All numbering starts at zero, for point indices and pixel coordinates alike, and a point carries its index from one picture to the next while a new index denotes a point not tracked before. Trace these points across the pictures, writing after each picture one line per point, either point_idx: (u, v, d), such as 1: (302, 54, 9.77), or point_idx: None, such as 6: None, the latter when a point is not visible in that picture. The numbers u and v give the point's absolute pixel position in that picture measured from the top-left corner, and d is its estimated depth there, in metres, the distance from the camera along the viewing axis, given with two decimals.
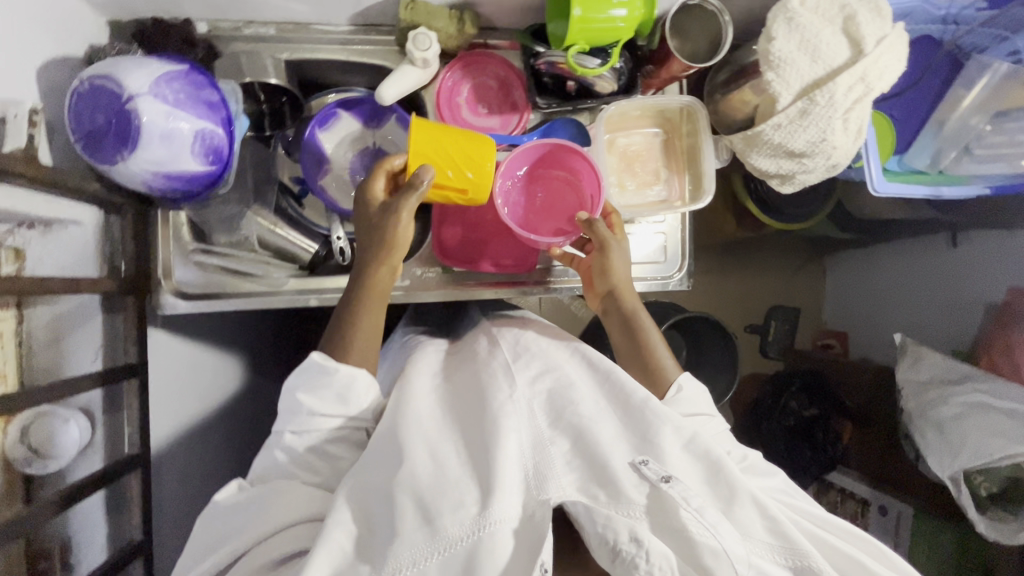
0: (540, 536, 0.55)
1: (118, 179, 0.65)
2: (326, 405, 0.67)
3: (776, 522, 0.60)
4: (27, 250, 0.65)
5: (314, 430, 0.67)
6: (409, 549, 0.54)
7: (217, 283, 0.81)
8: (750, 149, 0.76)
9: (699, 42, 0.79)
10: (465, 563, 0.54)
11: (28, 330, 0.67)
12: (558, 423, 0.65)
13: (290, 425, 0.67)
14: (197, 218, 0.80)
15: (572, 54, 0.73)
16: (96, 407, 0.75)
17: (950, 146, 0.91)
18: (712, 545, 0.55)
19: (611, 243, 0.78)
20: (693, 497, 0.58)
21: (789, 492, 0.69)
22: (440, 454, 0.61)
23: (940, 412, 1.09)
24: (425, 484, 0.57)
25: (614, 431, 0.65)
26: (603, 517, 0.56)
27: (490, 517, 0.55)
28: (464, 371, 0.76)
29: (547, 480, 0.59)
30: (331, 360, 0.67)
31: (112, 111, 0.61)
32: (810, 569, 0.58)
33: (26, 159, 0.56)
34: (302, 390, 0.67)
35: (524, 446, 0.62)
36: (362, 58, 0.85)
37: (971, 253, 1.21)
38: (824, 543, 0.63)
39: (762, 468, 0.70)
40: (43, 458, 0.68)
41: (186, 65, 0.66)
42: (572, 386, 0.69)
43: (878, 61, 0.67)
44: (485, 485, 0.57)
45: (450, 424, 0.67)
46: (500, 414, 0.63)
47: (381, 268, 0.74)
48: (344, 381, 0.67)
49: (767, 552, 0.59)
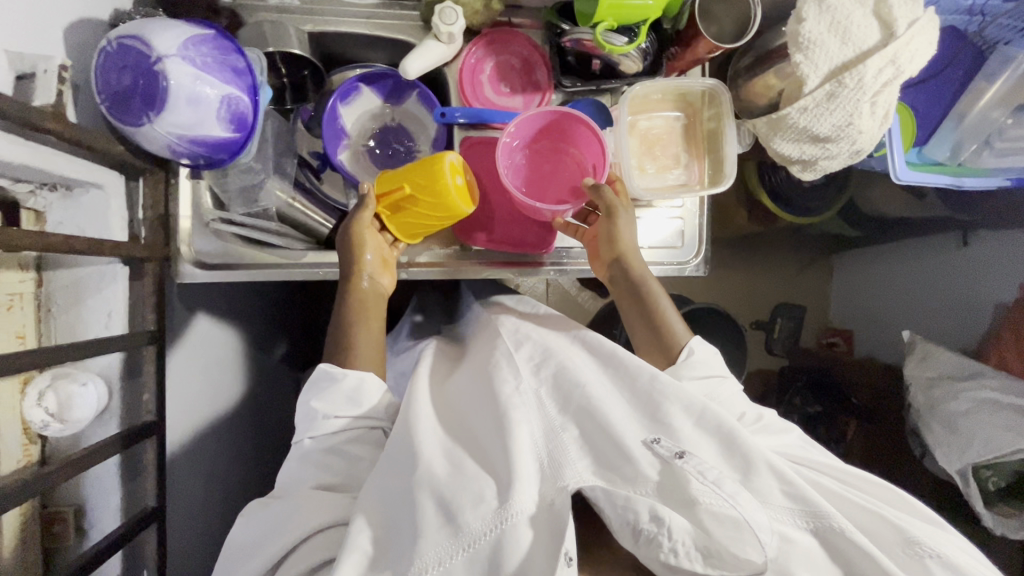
0: (562, 524, 0.53)
1: (142, 142, 0.66)
2: (342, 409, 0.67)
3: (795, 488, 0.57)
4: (49, 212, 0.69)
5: (335, 434, 0.66)
6: (434, 549, 0.52)
7: (236, 253, 0.81)
8: (774, 133, 0.76)
9: (725, 24, 0.78)
10: (491, 558, 0.52)
11: (47, 293, 0.70)
12: (567, 408, 0.65)
13: (308, 432, 0.67)
14: (217, 185, 0.80)
15: (600, 31, 0.72)
16: (113, 374, 0.74)
17: (972, 138, 0.90)
18: (733, 515, 0.51)
19: (619, 209, 0.78)
20: (708, 470, 0.55)
21: (803, 447, 0.70)
22: (456, 454, 0.61)
23: (949, 406, 1.09)
24: (441, 479, 0.57)
25: (624, 412, 0.64)
26: (623, 498, 0.54)
27: (511, 508, 0.54)
28: (470, 366, 0.77)
29: (563, 467, 0.58)
30: (338, 367, 0.70)
31: (140, 72, 0.61)
32: (830, 527, 0.56)
33: (54, 115, 0.56)
34: (312, 399, 0.68)
35: (537, 435, 0.62)
36: (385, 33, 0.84)
37: (985, 253, 1.19)
38: (845, 500, 0.61)
39: (775, 426, 0.71)
40: (60, 421, 0.68)
41: (214, 30, 0.66)
42: (578, 370, 0.69)
43: (909, 44, 0.67)
44: (503, 477, 0.56)
45: (462, 429, 0.67)
46: (509, 405, 0.64)
47: (364, 280, 0.77)
48: (353, 384, 0.69)
49: (788, 516, 0.57)
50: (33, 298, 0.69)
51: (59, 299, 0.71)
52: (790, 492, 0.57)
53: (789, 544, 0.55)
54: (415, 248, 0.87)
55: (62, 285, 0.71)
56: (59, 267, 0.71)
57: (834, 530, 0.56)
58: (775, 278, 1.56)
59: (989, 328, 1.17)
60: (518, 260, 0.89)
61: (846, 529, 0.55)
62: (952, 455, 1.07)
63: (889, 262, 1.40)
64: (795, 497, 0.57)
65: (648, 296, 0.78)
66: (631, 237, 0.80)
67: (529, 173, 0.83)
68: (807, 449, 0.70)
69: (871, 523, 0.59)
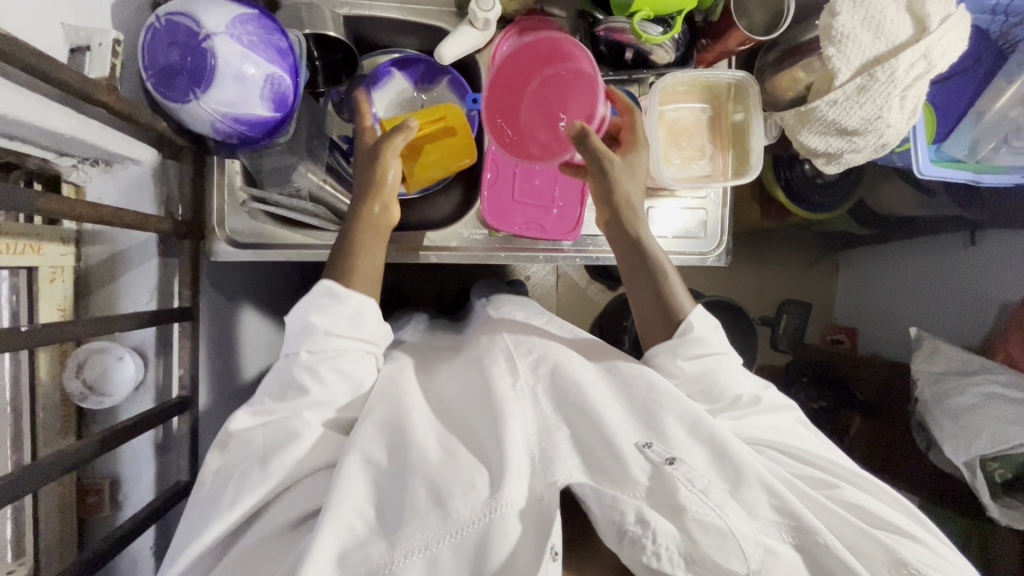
0: (549, 518, 0.53)
1: (186, 120, 0.67)
2: (345, 330, 0.64)
3: (786, 503, 0.55)
4: (88, 186, 0.71)
5: (335, 352, 0.63)
6: (417, 534, 0.52)
7: (267, 233, 0.81)
8: (802, 125, 0.78)
9: (757, 17, 0.79)
10: (477, 549, 0.51)
11: (86, 267, 0.72)
12: (560, 405, 0.63)
13: (306, 345, 0.63)
14: (250, 164, 0.79)
15: (637, 20, 0.73)
16: (149, 348, 0.75)
17: (988, 138, 0.91)
18: (719, 525, 0.52)
19: (609, 159, 0.71)
20: (697, 479, 0.55)
21: (800, 433, 0.69)
22: (449, 442, 0.59)
23: (956, 400, 1.10)
24: (434, 466, 0.55)
25: (619, 415, 0.62)
26: (610, 498, 0.53)
27: (501, 499, 0.53)
28: (463, 363, 0.73)
29: (553, 463, 0.56)
30: (342, 287, 0.65)
31: (188, 49, 0.62)
32: (817, 546, 0.54)
33: (108, 89, 0.57)
34: (314, 313, 0.63)
35: (531, 431, 0.59)
36: (418, 18, 0.85)
37: (989, 254, 1.23)
38: (838, 517, 0.59)
39: (775, 409, 0.69)
40: (98, 393, 0.70)
41: (259, 10, 0.67)
42: (576, 366, 0.66)
43: (941, 39, 0.68)
44: (496, 467, 0.55)
45: (454, 418, 0.64)
46: (504, 399, 0.61)
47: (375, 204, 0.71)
48: (355, 308, 0.65)
49: (775, 531, 0.55)
50: (71, 273, 0.70)
51: (97, 275, 0.72)
52: (781, 507, 0.55)
53: (774, 557, 0.53)
54: (446, 233, 0.88)
55: (101, 261, 0.72)
56: (96, 243, 0.72)
57: (821, 547, 0.54)
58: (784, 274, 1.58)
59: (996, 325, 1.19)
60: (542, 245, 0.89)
61: (836, 548, 0.53)
62: (958, 447, 1.07)
63: (897, 261, 1.43)
64: (786, 512, 0.55)
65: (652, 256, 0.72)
66: (632, 190, 0.73)
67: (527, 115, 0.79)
68: (803, 439, 0.69)
69: (858, 541, 0.57)
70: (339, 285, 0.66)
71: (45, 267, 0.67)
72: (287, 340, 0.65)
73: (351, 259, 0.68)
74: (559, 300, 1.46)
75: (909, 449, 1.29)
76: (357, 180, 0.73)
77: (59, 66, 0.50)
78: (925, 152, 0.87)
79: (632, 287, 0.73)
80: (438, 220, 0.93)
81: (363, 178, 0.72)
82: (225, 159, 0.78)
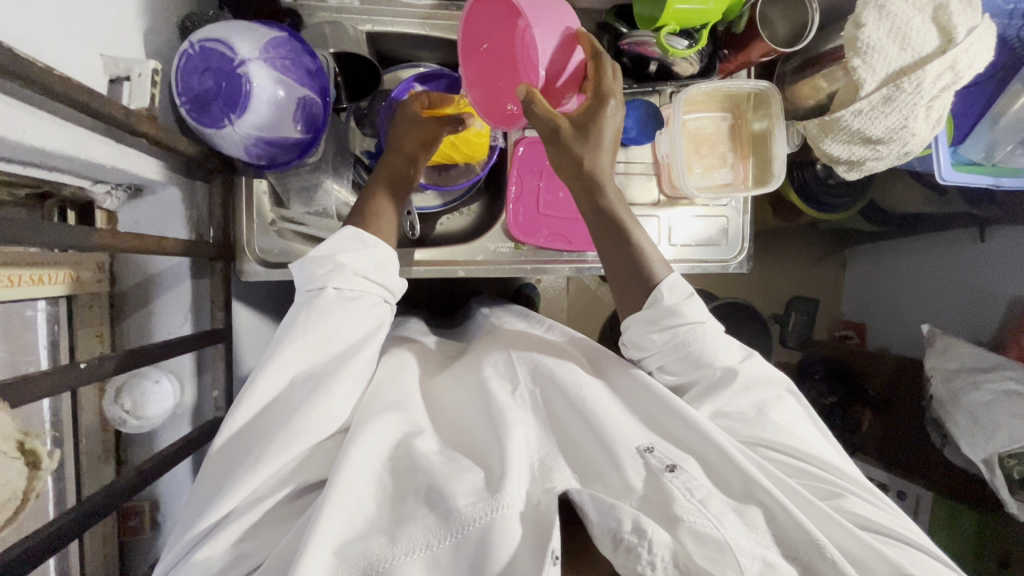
0: (548, 524, 0.50)
1: (219, 144, 0.67)
2: (370, 273, 0.65)
3: (785, 515, 0.53)
4: (120, 212, 0.71)
5: (357, 293, 0.64)
6: (417, 532, 0.49)
7: (297, 252, 0.80)
8: (825, 135, 0.78)
9: (779, 28, 0.80)
10: (476, 548, 0.48)
11: (119, 292, 0.73)
12: (556, 411, 0.62)
13: (332, 281, 0.63)
14: (277, 184, 0.78)
15: (663, 34, 0.74)
16: (184, 370, 0.76)
17: (1007, 138, 0.91)
18: (715, 536, 0.50)
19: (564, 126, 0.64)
20: (697, 488, 0.54)
21: (804, 423, 0.68)
22: (451, 451, 0.58)
23: (972, 396, 1.07)
24: (436, 467, 0.53)
25: (619, 416, 0.61)
26: (607, 504, 0.51)
27: (502, 499, 0.50)
28: (459, 370, 0.72)
29: (551, 471, 0.55)
30: (369, 234, 0.68)
31: (222, 74, 0.63)
32: (818, 556, 0.51)
33: (149, 119, 0.58)
34: (342, 252, 0.64)
35: (532, 438, 0.58)
36: (440, 33, 0.86)
37: (999, 248, 1.19)
38: (838, 525, 0.56)
39: (777, 406, 0.67)
40: (137, 418, 0.70)
41: (287, 32, 0.68)
42: (575, 373, 0.66)
43: (968, 49, 0.69)
44: (495, 469, 0.53)
45: (455, 426, 0.62)
46: (505, 406, 0.60)
47: (405, 159, 0.73)
48: (379, 255, 0.67)
49: (773, 543, 0.53)
50: (106, 298, 0.71)
51: (131, 299, 0.73)
52: (778, 522, 0.53)
53: (773, 571, 0.50)
54: (471, 247, 0.88)
55: (135, 284, 0.73)
56: (128, 267, 0.72)
57: (823, 559, 0.51)
58: (794, 273, 1.59)
59: (1004, 320, 1.17)
60: (567, 257, 0.90)
61: (837, 559, 0.51)
62: (976, 443, 1.04)
63: (903, 255, 1.42)
64: (782, 528, 0.53)
65: (628, 234, 0.67)
66: (593, 159, 0.65)
67: (497, 74, 0.72)
68: (795, 425, 0.66)
69: (857, 550, 0.55)
70: (365, 233, 0.68)
71: (82, 295, 0.68)
72: (306, 277, 0.64)
73: (368, 213, 0.71)
74: (571, 303, 1.45)
75: (919, 447, 1.26)
76: (402, 132, 0.74)
77: (106, 101, 0.50)
78: (947, 157, 0.89)
79: (610, 266, 0.68)
80: (460, 232, 0.94)
81: (414, 133, 0.73)
82: (253, 179, 0.77)
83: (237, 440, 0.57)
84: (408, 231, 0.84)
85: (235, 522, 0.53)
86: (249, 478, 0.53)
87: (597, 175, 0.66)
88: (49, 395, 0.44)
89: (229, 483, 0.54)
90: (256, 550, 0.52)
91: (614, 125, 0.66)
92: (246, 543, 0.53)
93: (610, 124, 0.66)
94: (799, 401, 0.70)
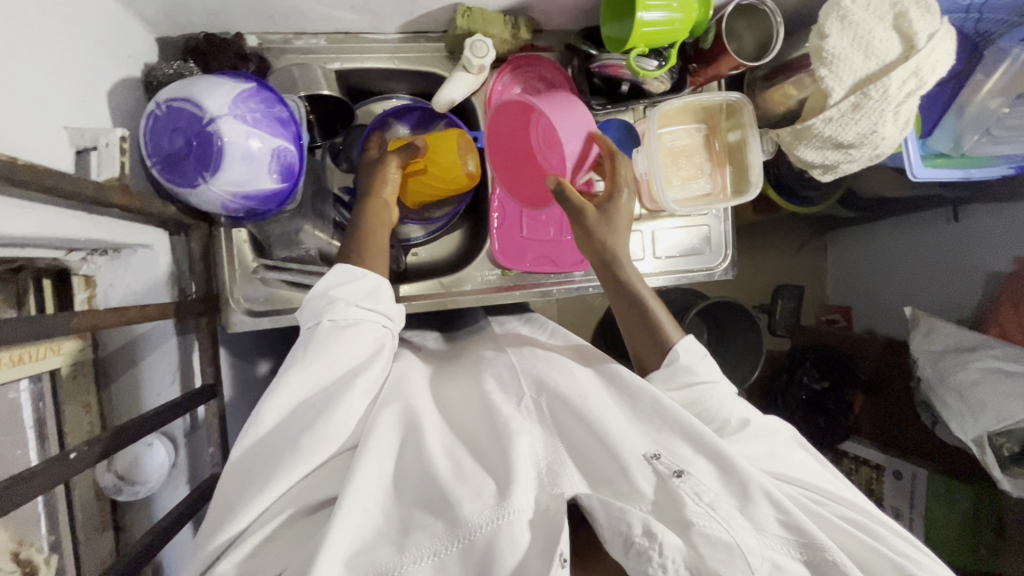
0: (556, 528, 0.50)
1: (195, 202, 0.66)
2: (363, 302, 0.64)
3: (790, 517, 0.54)
4: (99, 275, 0.69)
5: (353, 322, 0.63)
6: (424, 540, 0.49)
7: (283, 298, 0.79)
8: (799, 142, 0.79)
9: (746, 42, 0.81)
10: (484, 553, 0.48)
11: (105, 355, 0.71)
12: (563, 420, 0.60)
13: (327, 313, 0.62)
14: (257, 231, 0.78)
15: (633, 57, 0.75)
16: (177, 430, 0.75)
17: (972, 130, 0.93)
18: (725, 539, 0.49)
19: (587, 211, 0.70)
20: (705, 492, 0.53)
21: (810, 464, 0.65)
22: (458, 450, 0.57)
23: (958, 377, 1.08)
24: (443, 477, 0.53)
25: (625, 425, 0.60)
26: (617, 509, 0.51)
27: (510, 505, 0.50)
28: (468, 376, 0.71)
29: (560, 475, 0.54)
30: (359, 267, 0.67)
31: (192, 133, 0.62)
32: (827, 562, 0.52)
33: (119, 188, 0.56)
34: (333, 286, 0.64)
35: (539, 449, 0.57)
36: (410, 66, 0.85)
37: (972, 227, 1.22)
38: (838, 529, 0.58)
39: (784, 445, 0.65)
40: (133, 483, 0.69)
41: (254, 83, 0.66)
42: (582, 385, 0.64)
43: (931, 55, 0.70)
44: (503, 478, 0.52)
45: (465, 431, 0.61)
46: (510, 418, 0.59)
47: (374, 204, 0.73)
48: (371, 287, 0.66)
49: (784, 547, 0.53)
50: (91, 365, 0.70)
51: (115, 362, 0.72)
52: (795, 526, 0.54)
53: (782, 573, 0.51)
54: (458, 276, 0.88)
55: (118, 347, 0.71)
56: (110, 333, 0.71)
57: (826, 560, 0.53)
58: (776, 262, 1.61)
59: (984, 298, 1.19)
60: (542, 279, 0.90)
61: (839, 561, 0.52)
62: (965, 423, 1.04)
63: (881, 238, 1.44)
64: (802, 532, 0.53)
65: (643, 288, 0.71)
66: (614, 243, 0.71)
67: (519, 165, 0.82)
68: (809, 474, 0.64)
69: (868, 557, 0.57)
70: (358, 266, 0.67)
71: (64, 367, 0.67)
72: (306, 315, 0.64)
73: (350, 247, 0.70)
74: (560, 311, 1.45)
75: (910, 425, 1.26)
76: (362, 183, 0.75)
77: (75, 182, 0.49)
78: (917, 154, 0.92)
79: (623, 322, 0.71)
80: (445, 261, 0.94)
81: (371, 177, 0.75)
82: (232, 229, 0.76)
83: (240, 464, 0.57)
84: (394, 264, 0.86)
85: (256, 535, 0.53)
86: (257, 498, 0.53)
87: (616, 258, 0.70)
88: (42, 491, 0.44)
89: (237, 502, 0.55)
90: (275, 561, 0.53)
91: (629, 210, 0.74)
92: (262, 557, 0.53)
93: (624, 213, 0.73)
94: (810, 453, 0.68)
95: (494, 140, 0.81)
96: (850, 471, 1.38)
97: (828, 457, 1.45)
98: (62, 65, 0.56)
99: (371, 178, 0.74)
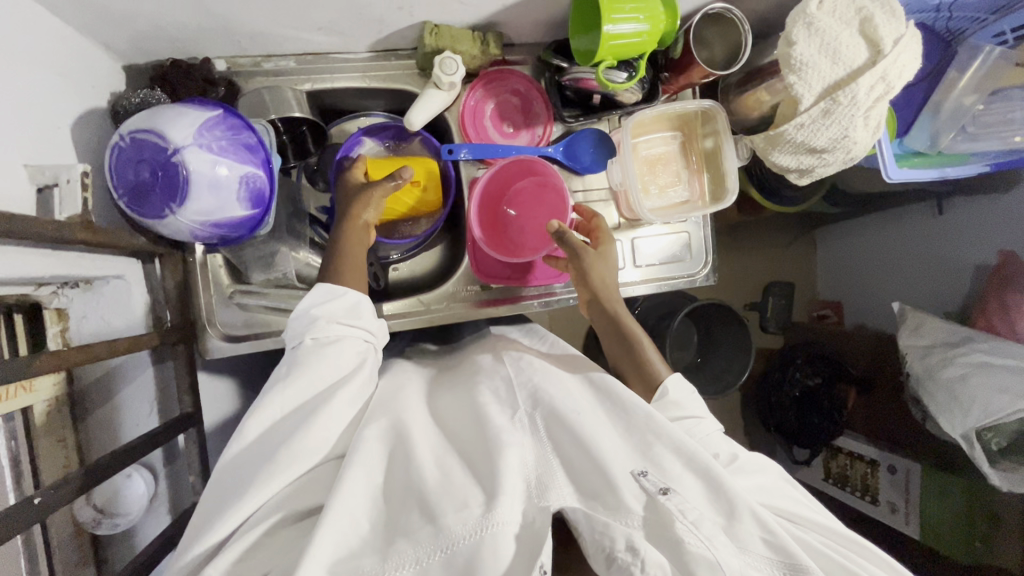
0: (540, 542, 0.50)
1: (164, 231, 0.66)
2: (345, 319, 0.65)
3: (777, 537, 0.53)
4: (71, 307, 0.68)
5: (335, 339, 0.63)
6: (408, 549, 0.49)
7: (260, 322, 0.79)
8: (772, 147, 0.79)
9: (716, 50, 0.81)
10: (467, 563, 0.48)
11: (80, 388, 0.72)
12: (555, 436, 0.59)
13: (308, 333, 0.63)
14: (233, 256, 0.78)
15: (601, 70, 0.74)
16: (156, 460, 0.75)
17: (949, 127, 0.93)
18: (708, 557, 0.50)
19: (586, 250, 0.77)
20: (690, 510, 0.53)
21: (788, 500, 0.63)
22: (446, 459, 0.56)
23: (946, 372, 1.08)
24: (430, 487, 0.53)
25: (615, 441, 0.59)
26: (601, 523, 0.51)
27: (495, 517, 0.49)
28: (459, 387, 0.70)
29: (548, 488, 0.54)
30: (339, 286, 0.67)
31: (156, 164, 0.61)
32: None
33: (83, 225, 0.56)
34: (313, 304, 0.64)
35: (529, 459, 0.56)
36: (381, 84, 0.85)
37: (955, 221, 1.21)
38: (823, 552, 0.57)
39: (775, 483, 0.64)
40: (111, 516, 0.69)
41: (221, 109, 0.66)
42: (574, 399, 0.63)
43: (896, 60, 0.70)
44: (489, 486, 0.52)
45: (457, 438, 0.61)
46: (500, 430, 0.58)
47: (352, 224, 0.73)
48: (352, 304, 0.67)
49: (768, 567, 0.52)
50: (65, 398, 0.70)
51: (91, 395, 0.72)
52: (780, 546, 0.53)
53: None
54: (438, 293, 0.88)
55: (93, 380, 0.71)
56: (85, 367, 0.71)
57: None
58: (765, 259, 1.61)
59: (970, 292, 1.18)
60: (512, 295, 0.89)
61: None
62: (953, 419, 1.04)
63: (866, 233, 1.44)
64: (787, 552, 0.52)
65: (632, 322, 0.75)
66: (604, 271, 0.77)
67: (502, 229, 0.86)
68: (802, 513, 0.62)
69: None
70: (337, 285, 0.68)
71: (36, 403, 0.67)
72: (290, 331, 0.65)
73: (329, 269, 0.70)
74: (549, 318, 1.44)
75: (905, 419, 1.26)
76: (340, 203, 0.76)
77: (35, 224, 0.49)
78: (891, 154, 0.91)
79: (612, 353, 0.75)
80: (426, 276, 0.94)
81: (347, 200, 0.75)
82: (207, 254, 0.76)
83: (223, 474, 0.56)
84: (374, 283, 0.87)
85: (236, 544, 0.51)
86: (239, 505, 0.52)
87: (612, 297, 0.77)
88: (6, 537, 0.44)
89: (214, 512, 0.53)
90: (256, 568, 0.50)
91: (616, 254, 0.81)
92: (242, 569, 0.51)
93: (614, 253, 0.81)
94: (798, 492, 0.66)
95: (488, 198, 0.86)
96: (845, 467, 1.37)
97: (822, 455, 1.44)
98: (20, 103, 0.56)
99: (350, 199, 0.75)
